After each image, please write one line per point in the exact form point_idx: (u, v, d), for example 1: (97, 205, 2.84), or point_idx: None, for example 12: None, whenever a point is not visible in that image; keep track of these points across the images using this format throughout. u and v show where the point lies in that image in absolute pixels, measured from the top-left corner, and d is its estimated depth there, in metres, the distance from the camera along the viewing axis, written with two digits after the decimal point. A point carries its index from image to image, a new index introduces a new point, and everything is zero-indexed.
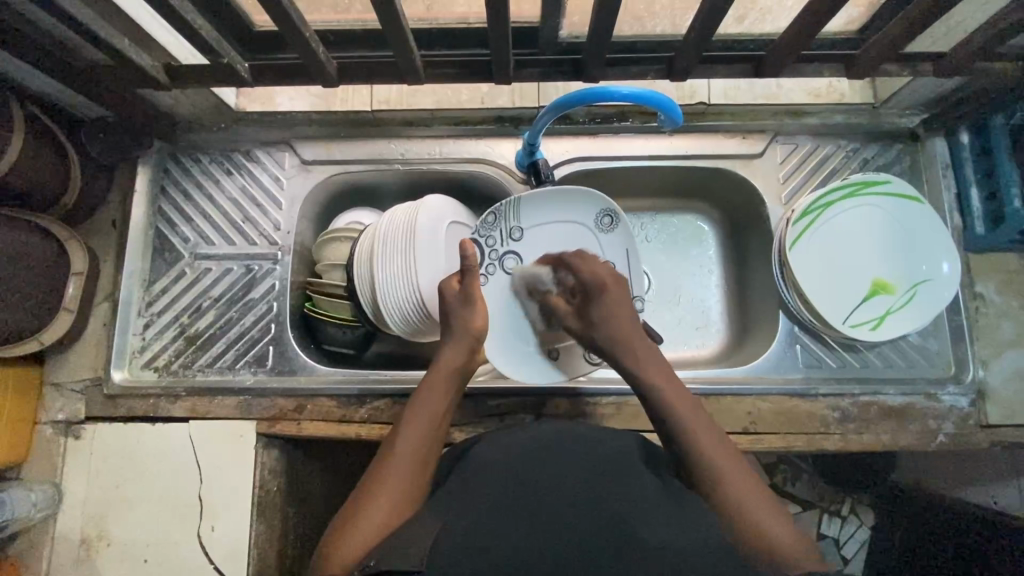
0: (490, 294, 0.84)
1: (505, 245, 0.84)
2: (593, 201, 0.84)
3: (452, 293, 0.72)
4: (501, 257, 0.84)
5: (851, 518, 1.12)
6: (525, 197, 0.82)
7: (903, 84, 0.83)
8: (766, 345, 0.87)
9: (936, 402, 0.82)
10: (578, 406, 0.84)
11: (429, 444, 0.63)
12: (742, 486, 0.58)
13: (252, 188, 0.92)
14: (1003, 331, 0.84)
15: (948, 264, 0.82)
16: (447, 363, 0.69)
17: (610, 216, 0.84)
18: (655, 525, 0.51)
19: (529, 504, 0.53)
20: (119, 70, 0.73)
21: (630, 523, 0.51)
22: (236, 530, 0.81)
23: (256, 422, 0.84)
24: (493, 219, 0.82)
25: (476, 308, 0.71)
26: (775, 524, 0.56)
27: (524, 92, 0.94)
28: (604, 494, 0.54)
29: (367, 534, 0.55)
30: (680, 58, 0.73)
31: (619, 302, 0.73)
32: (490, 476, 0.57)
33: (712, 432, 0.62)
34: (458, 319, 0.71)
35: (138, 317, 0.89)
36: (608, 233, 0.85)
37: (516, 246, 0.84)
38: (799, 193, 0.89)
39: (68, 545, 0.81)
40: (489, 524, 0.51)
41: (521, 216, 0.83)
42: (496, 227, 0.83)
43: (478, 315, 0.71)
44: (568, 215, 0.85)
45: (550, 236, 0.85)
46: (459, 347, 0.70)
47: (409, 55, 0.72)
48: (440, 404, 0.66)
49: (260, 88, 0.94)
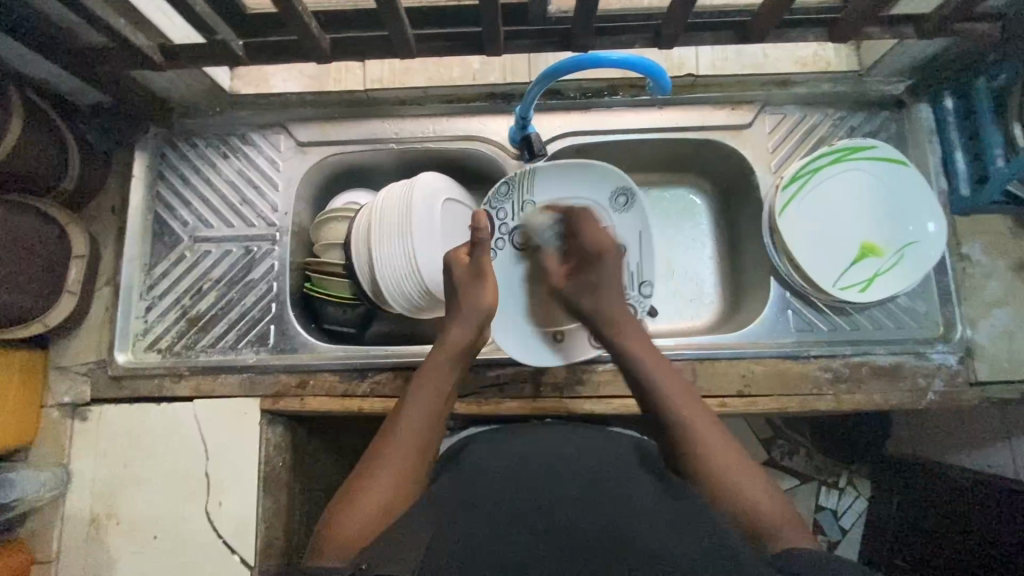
0: (500, 266, 0.89)
1: (515, 219, 0.88)
2: (612, 176, 0.86)
3: (461, 265, 0.73)
4: (510, 231, 0.88)
5: (849, 490, 1.17)
6: (539, 172, 0.86)
7: (885, 51, 0.85)
8: (759, 310, 0.89)
9: (925, 361, 0.84)
10: (576, 375, 0.86)
11: (432, 426, 0.65)
12: (725, 460, 0.59)
13: (248, 170, 0.93)
14: (989, 290, 0.85)
15: (933, 224, 0.84)
16: (451, 344, 0.69)
17: (624, 195, 0.87)
18: (651, 526, 0.52)
19: (523, 512, 0.55)
20: (115, 51, 0.74)
21: (625, 528, 0.52)
22: (244, 504, 0.82)
23: (260, 399, 0.86)
24: (505, 191, 0.87)
25: (486, 284, 0.72)
26: (761, 493, 0.57)
27: (515, 67, 0.95)
28: (605, 500, 0.56)
29: (368, 516, 0.56)
30: (667, 26, 0.74)
31: (614, 271, 0.74)
32: (490, 491, 0.59)
33: (700, 408, 0.63)
34: (466, 299, 0.71)
35: (140, 300, 0.90)
36: (621, 213, 0.87)
37: (527, 220, 0.88)
38: (788, 161, 0.90)
39: (78, 524, 0.83)
40: (481, 535, 0.52)
41: (534, 189, 0.87)
42: (507, 199, 0.87)
43: (488, 293, 0.72)
44: (584, 192, 0.87)
45: (562, 207, 0.87)
46: (464, 328, 0.70)
47: (401, 30, 0.73)
48: (440, 386, 0.67)
49: (254, 69, 0.95)
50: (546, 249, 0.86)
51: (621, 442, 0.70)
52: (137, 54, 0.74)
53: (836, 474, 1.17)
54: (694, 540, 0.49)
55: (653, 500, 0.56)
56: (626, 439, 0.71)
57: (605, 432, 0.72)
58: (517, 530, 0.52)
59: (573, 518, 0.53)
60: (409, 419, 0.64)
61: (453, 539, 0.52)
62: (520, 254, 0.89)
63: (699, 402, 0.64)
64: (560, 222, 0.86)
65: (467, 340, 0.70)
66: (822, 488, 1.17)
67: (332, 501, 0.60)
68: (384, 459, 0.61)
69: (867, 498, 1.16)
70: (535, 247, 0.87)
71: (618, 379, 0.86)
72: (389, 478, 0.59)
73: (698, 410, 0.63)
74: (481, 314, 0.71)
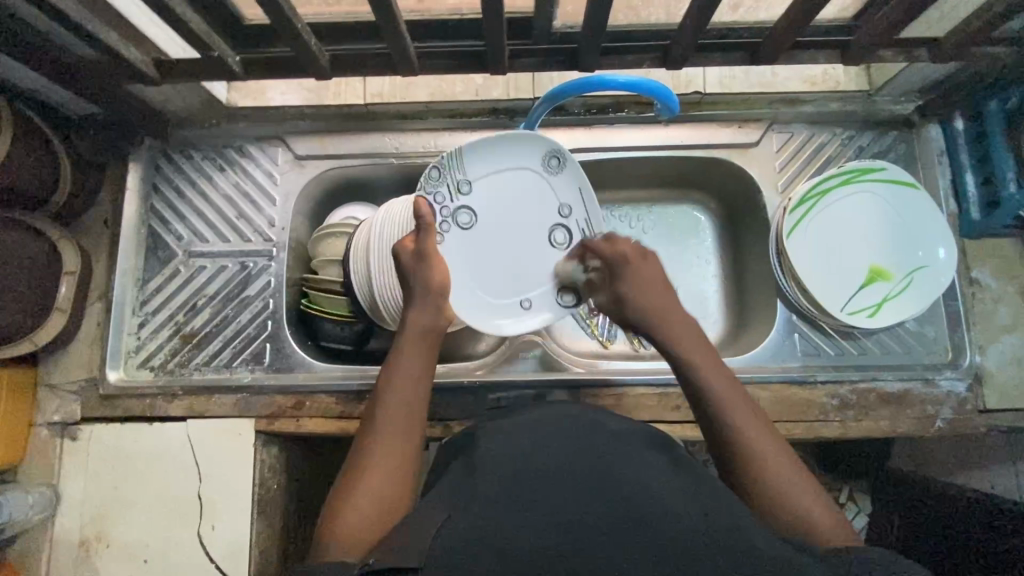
0: (449, 251, 0.73)
1: (454, 202, 0.74)
2: (540, 140, 0.74)
3: (405, 253, 0.68)
4: (454, 214, 0.74)
5: (850, 505, 1.15)
6: (466, 146, 0.72)
7: (897, 72, 0.83)
8: (765, 333, 0.88)
9: (933, 388, 0.82)
10: (576, 398, 0.85)
11: (411, 416, 0.61)
12: (780, 464, 0.56)
13: (245, 184, 0.91)
14: (999, 316, 0.84)
15: (945, 249, 0.83)
16: (415, 325, 0.66)
17: (556, 156, 0.75)
18: (664, 504, 0.48)
19: (525, 488, 0.50)
20: (108, 66, 0.72)
21: (635, 505, 0.47)
22: (237, 529, 0.80)
23: (254, 420, 0.84)
24: (437, 174, 0.73)
25: (434, 266, 0.67)
26: (802, 493, 0.54)
27: (519, 83, 0.92)
28: (611, 472, 0.51)
29: (364, 511, 0.54)
30: (676, 46, 0.72)
31: (653, 271, 0.67)
32: (487, 459, 0.55)
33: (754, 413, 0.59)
34: (418, 282, 0.67)
35: (132, 316, 0.88)
36: (557, 175, 0.76)
37: (469, 201, 0.74)
38: (795, 181, 0.89)
39: (67, 547, 0.81)
40: (500, 521, 0.47)
41: (466, 167, 0.74)
42: (442, 182, 0.73)
43: (438, 274, 0.67)
44: (515, 162, 0.75)
45: (500, 184, 0.75)
46: (426, 309, 0.66)
47: (403, 47, 0.71)
48: (418, 372, 0.64)
49: (251, 82, 0.93)
50: (492, 224, 0.75)
51: (626, 420, 0.65)
52: (130, 69, 0.72)
53: (837, 489, 1.16)
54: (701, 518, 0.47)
55: (660, 474, 0.52)
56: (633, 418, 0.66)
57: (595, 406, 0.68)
58: (529, 512, 0.48)
59: (582, 495, 0.48)
60: (388, 409, 0.61)
61: (462, 525, 0.47)
62: (468, 237, 0.74)
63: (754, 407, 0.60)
64: (502, 198, 0.75)
65: (429, 322, 0.66)
66: None
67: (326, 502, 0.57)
68: (371, 456, 0.58)
69: (867, 514, 1.14)
70: (481, 232, 0.75)
71: (621, 404, 0.84)
72: (380, 471, 0.57)
73: (753, 413, 0.59)
74: (439, 294, 0.67)
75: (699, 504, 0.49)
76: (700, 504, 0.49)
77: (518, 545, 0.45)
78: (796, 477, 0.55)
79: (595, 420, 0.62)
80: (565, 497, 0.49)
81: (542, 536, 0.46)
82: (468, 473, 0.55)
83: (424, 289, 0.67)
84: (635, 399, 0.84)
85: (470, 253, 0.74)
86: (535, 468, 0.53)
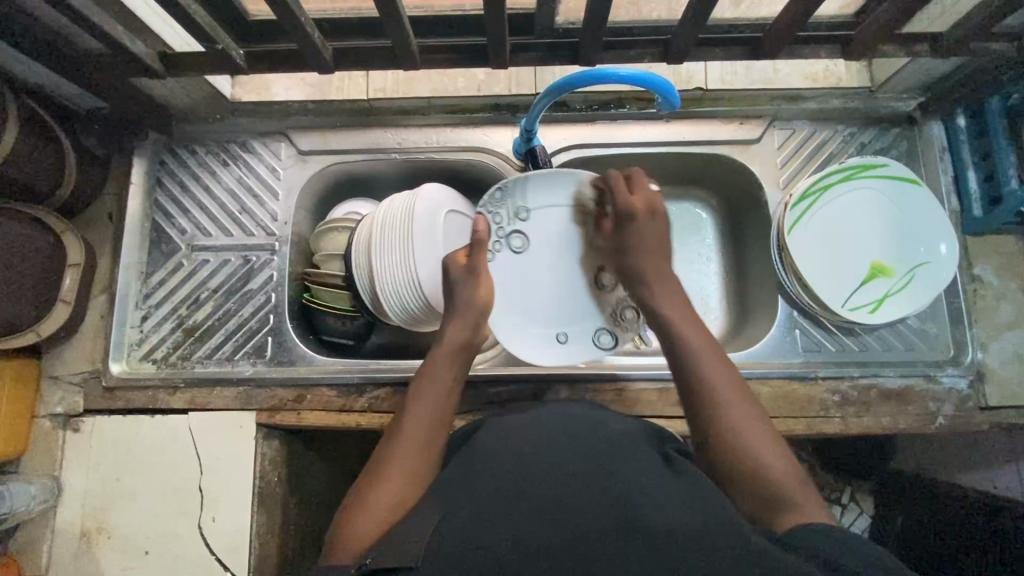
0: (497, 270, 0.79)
1: (511, 224, 0.79)
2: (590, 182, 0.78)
3: (457, 267, 0.72)
4: (507, 236, 0.79)
5: (852, 507, 1.12)
6: (530, 176, 0.77)
7: (899, 68, 0.83)
8: (766, 328, 0.87)
9: (935, 385, 0.82)
10: (577, 393, 0.85)
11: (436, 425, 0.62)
12: (753, 427, 0.56)
13: (248, 178, 0.92)
14: (1002, 313, 0.84)
15: (946, 245, 0.83)
16: (450, 341, 0.67)
17: None
18: (662, 506, 0.48)
19: (528, 489, 0.50)
20: (113, 60, 0.73)
21: (635, 505, 0.47)
22: (237, 521, 0.80)
23: (255, 413, 0.84)
24: (500, 195, 0.78)
25: (481, 283, 0.70)
26: (772, 459, 0.54)
27: (521, 78, 0.92)
28: (611, 474, 0.51)
29: (383, 513, 0.54)
30: (676, 41, 0.73)
31: (653, 232, 0.70)
32: (491, 462, 0.56)
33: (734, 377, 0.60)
34: (462, 299, 0.69)
35: (135, 309, 0.89)
36: None
37: (524, 226, 0.79)
38: (796, 178, 0.89)
39: (68, 538, 0.81)
40: (493, 518, 0.47)
41: (527, 195, 0.79)
42: (502, 204, 0.78)
43: (483, 291, 0.70)
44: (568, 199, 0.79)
45: (557, 216, 0.80)
46: (463, 324, 0.68)
47: (405, 41, 0.72)
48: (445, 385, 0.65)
49: (256, 77, 0.92)
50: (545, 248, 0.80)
51: (626, 421, 0.66)
52: (135, 63, 0.73)
53: (838, 490, 1.11)
54: (700, 521, 0.46)
55: (660, 478, 0.52)
56: (635, 423, 0.66)
57: (599, 407, 0.68)
58: (524, 507, 0.48)
59: (577, 496, 0.49)
60: (413, 417, 0.62)
61: (457, 525, 0.47)
62: (519, 260, 0.79)
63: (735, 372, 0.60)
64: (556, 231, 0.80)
65: (465, 336, 0.67)
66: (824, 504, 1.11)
67: (344, 504, 0.57)
68: (391, 459, 0.59)
69: (869, 514, 1.11)
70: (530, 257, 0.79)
71: (622, 398, 0.84)
72: (398, 475, 0.57)
73: (732, 378, 0.59)
74: (479, 311, 0.69)
75: (697, 506, 0.48)
76: (698, 506, 0.48)
77: (509, 541, 0.45)
78: (763, 436, 0.56)
79: (603, 424, 0.63)
80: (563, 497, 0.49)
81: (538, 533, 0.45)
82: (469, 469, 0.55)
83: (468, 308, 0.69)
84: (636, 394, 0.84)
85: (518, 275, 0.79)
86: (533, 469, 0.53)
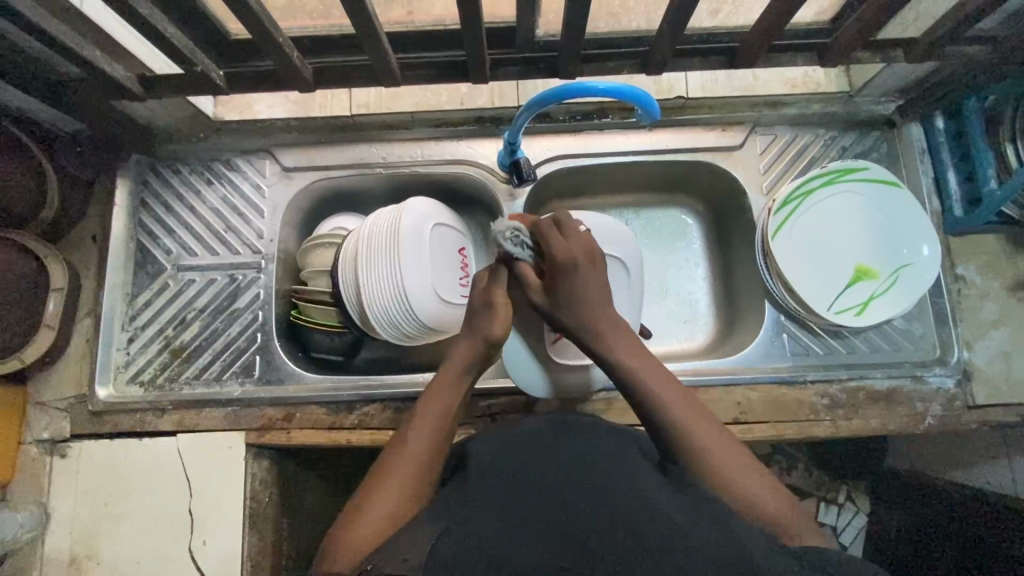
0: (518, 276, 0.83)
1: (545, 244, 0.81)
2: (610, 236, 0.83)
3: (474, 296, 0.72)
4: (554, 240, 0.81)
5: (848, 506, 1.08)
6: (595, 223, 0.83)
7: (875, 73, 0.84)
8: (753, 334, 0.88)
9: (922, 385, 0.83)
10: (568, 403, 0.85)
11: (437, 445, 0.62)
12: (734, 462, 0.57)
13: (233, 197, 0.91)
14: (986, 311, 0.85)
15: (928, 247, 0.84)
16: (456, 362, 0.68)
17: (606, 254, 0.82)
18: (657, 511, 0.47)
19: (521, 501, 0.50)
20: (90, 83, 0.72)
21: (630, 513, 0.47)
22: (227, 542, 0.80)
23: (245, 433, 0.83)
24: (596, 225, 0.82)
25: (496, 317, 0.69)
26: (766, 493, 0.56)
27: (503, 91, 0.93)
28: (606, 482, 0.51)
29: (377, 528, 0.54)
30: (655, 53, 0.74)
31: (585, 282, 0.68)
32: (486, 473, 0.55)
33: (711, 426, 0.60)
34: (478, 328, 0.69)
35: (121, 331, 0.88)
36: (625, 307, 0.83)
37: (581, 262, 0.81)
38: (779, 182, 0.90)
39: (57, 566, 0.80)
40: (487, 528, 0.47)
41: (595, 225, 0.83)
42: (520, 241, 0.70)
43: (500, 326, 0.68)
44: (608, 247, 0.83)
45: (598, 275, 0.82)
46: (470, 348, 0.68)
47: (383, 58, 0.72)
48: (449, 405, 0.65)
49: (237, 97, 0.93)
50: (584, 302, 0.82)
51: (617, 428, 0.65)
52: (114, 85, 0.72)
53: (834, 489, 1.09)
54: (695, 529, 0.46)
55: (656, 486, 0.52)
56: (628, 430, 0.66)
57: (588, 417, 0.67)
58: (517, 518, 0.48)
59: (563, 501, 0.49)
60: (417, 433, 0.62)
61: (449, 539, 0.47)
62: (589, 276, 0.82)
63: (702, 412, 0.61)
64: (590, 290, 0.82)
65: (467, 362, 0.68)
66: (820, 505, 1.08)
67: (338, 516, 0.57)
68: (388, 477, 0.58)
69: (867, 513, 1.07)
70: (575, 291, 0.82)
71: (612, 407, 0.84)
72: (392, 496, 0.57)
73: (709, 424, 0.60)
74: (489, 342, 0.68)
75: (694, 514, 0.48)
76: (693, 514, 0.48)
77: (501, 551, 0.45)
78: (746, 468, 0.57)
79: (597, 431, 0.62)
80: (551, 501, 0.49)
81: (532, 544, 0.45)
82: (465, 486, 0.55)
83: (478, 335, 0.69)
84: (627, 403, 0.84)
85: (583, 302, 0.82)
86: (529, 480, 0.52)
